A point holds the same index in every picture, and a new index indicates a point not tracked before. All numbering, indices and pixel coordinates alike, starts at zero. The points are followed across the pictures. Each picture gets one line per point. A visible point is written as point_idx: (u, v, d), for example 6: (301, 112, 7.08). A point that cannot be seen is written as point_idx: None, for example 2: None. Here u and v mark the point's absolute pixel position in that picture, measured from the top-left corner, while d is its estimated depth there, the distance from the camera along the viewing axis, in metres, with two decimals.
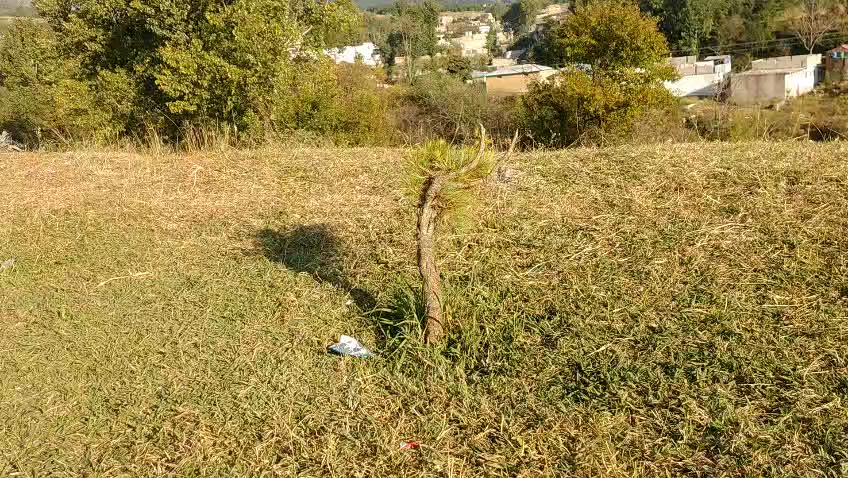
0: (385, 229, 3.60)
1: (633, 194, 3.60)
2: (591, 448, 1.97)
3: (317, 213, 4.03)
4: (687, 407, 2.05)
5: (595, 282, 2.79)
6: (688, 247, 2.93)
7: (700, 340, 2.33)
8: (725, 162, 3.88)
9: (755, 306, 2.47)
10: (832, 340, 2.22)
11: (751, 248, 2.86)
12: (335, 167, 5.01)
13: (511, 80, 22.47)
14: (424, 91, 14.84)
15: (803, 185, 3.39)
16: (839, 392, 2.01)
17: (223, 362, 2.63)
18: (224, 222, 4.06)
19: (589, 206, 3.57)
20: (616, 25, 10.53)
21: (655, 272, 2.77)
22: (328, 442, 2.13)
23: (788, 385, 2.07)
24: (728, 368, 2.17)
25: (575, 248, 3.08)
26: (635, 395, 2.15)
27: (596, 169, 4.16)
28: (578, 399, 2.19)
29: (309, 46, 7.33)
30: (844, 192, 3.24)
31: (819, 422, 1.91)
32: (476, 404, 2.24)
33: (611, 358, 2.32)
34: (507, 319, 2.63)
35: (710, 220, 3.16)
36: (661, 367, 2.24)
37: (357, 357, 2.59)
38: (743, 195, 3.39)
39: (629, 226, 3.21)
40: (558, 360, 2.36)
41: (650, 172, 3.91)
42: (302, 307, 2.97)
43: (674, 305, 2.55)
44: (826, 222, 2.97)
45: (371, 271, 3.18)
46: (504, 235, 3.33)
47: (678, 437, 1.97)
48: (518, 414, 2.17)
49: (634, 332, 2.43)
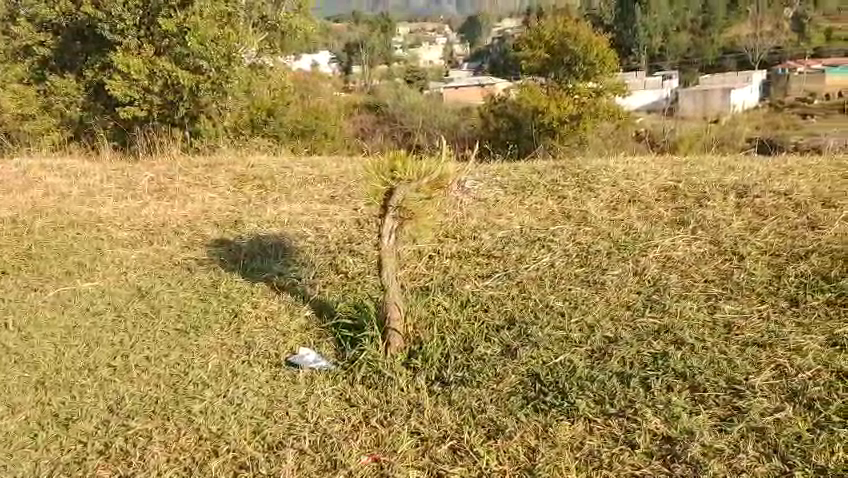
0: (345, 238, 3.59)
1: (588, 206, 3.66)
2: (551, 459, 1.98)
3: (275, 222, 3.98)
4: (643, 416, 2.08)
5: (553, 292, 2.82)
6: (642, 257, 2.99)
7: (654, 350, 2.37)
8: (676, 175, 3.99)
9: (706, 315, 2.53)
10: (781, 350, 2.28)
11: (702, 259, 2.93)
12: (292, 175, 4.97)
13: (468, 91, 22.65)
14: (381, 100, 14.84)
15: (751, 197, 3.50)
16: (791, 401, 2.07)
17: (177, 376, 2.56)
18: (178, 231, 3.97)
19: (547, 218, 3.61)
20: (569, 40, 10.68)
21: (610, 283, 2.82)
22: (287, 457, 2.09)
23: (741, 394, 2.12)
24: (682, 377, 2.22)
25: (534, 258, 3.11)
26: (593, 404, 2.16)
27: (553, 181, 4.22)
28: (538, 409, 2.19)
29: (264, 53, 7.25)
30: (791, 205, 3.36)
31: (772, 430, 1.96)
32: (437, 416, 2.23)
33: (569, 367, 2.34)
34: (467, 329, 2.64)
35: (663, 231, 3.23)
36: (618, 375, 2.27)
37: (317, 368, 2.56)
38: (695, 207, 3.48)
39: (586, 237, 3.27)
40: (518, 371, 2.37)
41: (605, 184, 3.99)
42: (259, 319, 2.93)
43: (629, 316, 2.59)
44: (774, 234, 3.07)
45: (330, 282, 3.15)
46: (463, 245, 3.36)
47: (636, 446, 1.99)
48: (479, 425, 2.17)
49: (591, 341, 2.47)
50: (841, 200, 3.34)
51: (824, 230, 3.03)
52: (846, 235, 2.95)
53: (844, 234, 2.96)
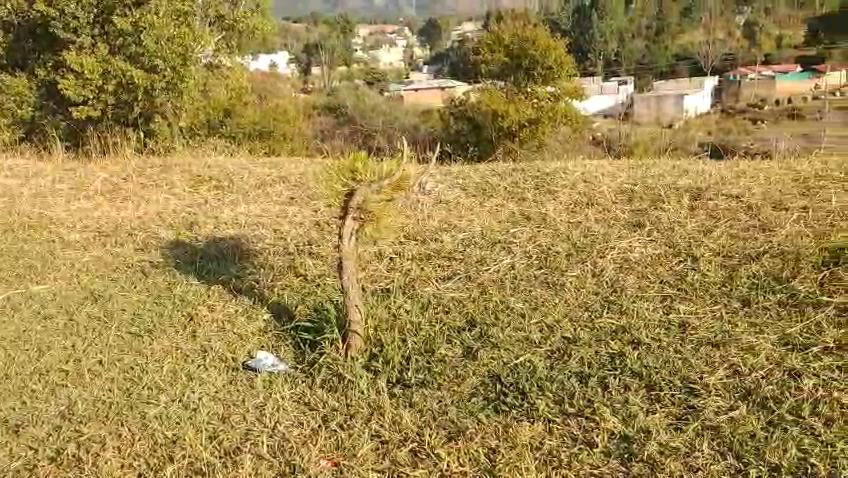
0: (304, 240, 3.55)
1: (548, 208, 3.70)
2: (511, 459, 1.98)
3: (232, 224, 3.91)
4: (601, 415, 2.11)
5: (513, 293, 2.84)
6: (600, 259, 3.03)
7: (612, 350, 2.40)
8: (633, 178, 4.06)
9: (662, 316, 2.58)
10: (735, 349, 2.34)
11: (658, 261, 2.98)
12: (250, 176, 4.91)
13: (427, 93, 22.69)
14: (341, 101, 14.76)
15: (705, 200, 3.58)
16: (744, 400, 2.11)
17: (131, 381, 2.50)
18: (132, 233, 3.88)
19: (507, 219, 3.64)
20: (527, 44, 10.76)
21: (569, 284, 2.86)
22: (245, 462, 2.06)
23: (695, 393, 2.16)
24: (638, 377, 2.25)
25: (494, 260, 3.13)
26: (553, 404, 2.18)
27: (513, 183, 4.25)
28: (498, 410, 2.20)
29: (220, 53, 7.21)
30: (743, 207, 3.45)
31: (726, 429, 2.00)
32: (398, 418, 2.22)
33: (528, 368, 2.36)
34: (428, 330, 2.64)
35: (620, 233, 3.28)
36: (577, 376, 2.30)
37: (275, 372, 2.52)
38: (651, 210, 3.55)
39: (546, 239, 3.30)
40: (478, 372, 2.37)
41: (564, 187, 4.04)
42: (215, 323, 2.87)
43: (587, 316, 2.63)
44: (726, 235, 3.14)
45: (289, 284, 3.11)
46: (424, 246, 3.36)
47: (594, 445, 2.01)
48: (440, 427, 2.16)
49: (551, 342, 2.49)
50: (791, 203, 3.43)
51: (775, 232, 3.12)
52: (795, 236, 3.04)
53: (794, 236, 3.04)
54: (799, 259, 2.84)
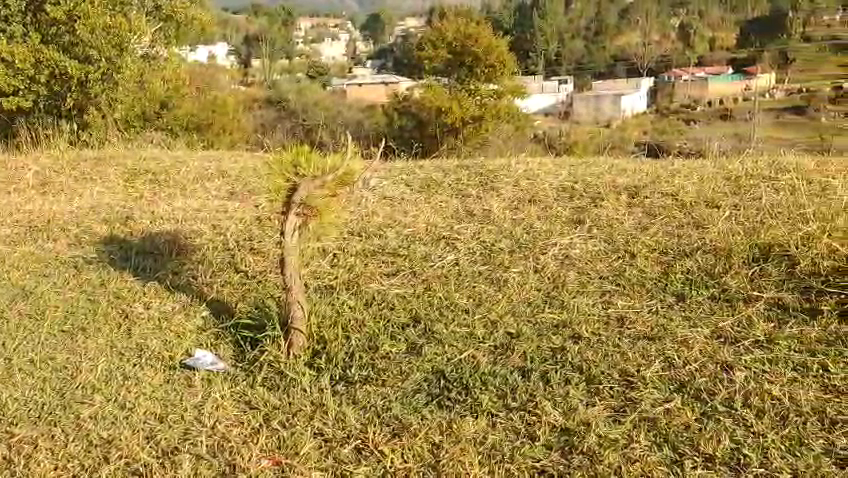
0: (245, 236, 3.47)
1: (491, 205, 3.74)
2: (454, 454, 1.98)
3: (169, 219, 3.80)
4: (543, 409, 2.13)
5: (458, 289, 2.85)
6: (542, 255, 3.07)
7: (553, 345, 2.43)
8: (573, 176, 4.13)
9: (601, 311, 2.63)
10: (670, 343, 2.40)
11: (597, 257, 3.05)
12: (188, 169, 4.78)
13: (370, 88, 22.55)
14: (282, 94, 14.54)
15: (642, 198, 3.68)
16: (679, 392, 2.18)
17: (63, 380, 2.41)
18: (63, 228, 3.72)
19: (452, 215, 3.67)
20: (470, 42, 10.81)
21: (512, 280, 2.88)
22: (183, 463, 2.00)
23: (633, 386, 2.21)
24: (578, 371, 2.29)
25: (438, 256, 3.14)
26: (495, 399, 2.20)
27: (458, 180, 4.28)
28: (442, 405, 2.21)
29: (158, 44, 6.94)
30: (677, 205, 3.55)
31: (662, 420, 2.05)
32: (341, 416, 2.19)
33: (472, 364, 2.37)
34: (372, 327, 2.62)
35: (561, 229, 3.34)
36: (519, 370, 2.32)
37: (214, 371, 2.46)
38: (590, 207, 3.62)
39: (489, 235, 3.33)
40: (423, 368, 2.37)
41: (507, 184, 4.08)
42: (152, 321, 2.78)
43: (530, 311, 2.66)
44: (663, 232, 3.23)
45: (229, 280, 3.04)
46: (368, 243, 3.34)
47: (536, 439, 2.04)
48: (384, 424, 2.15)
49: (494, 337, 2.51)
50: (723, 201, 3.56)
51: (708, 228, 3.21)
52: (727, 234, 3.12)
53: (726, 233, 3.13)
54: (730, 254, 2.93)
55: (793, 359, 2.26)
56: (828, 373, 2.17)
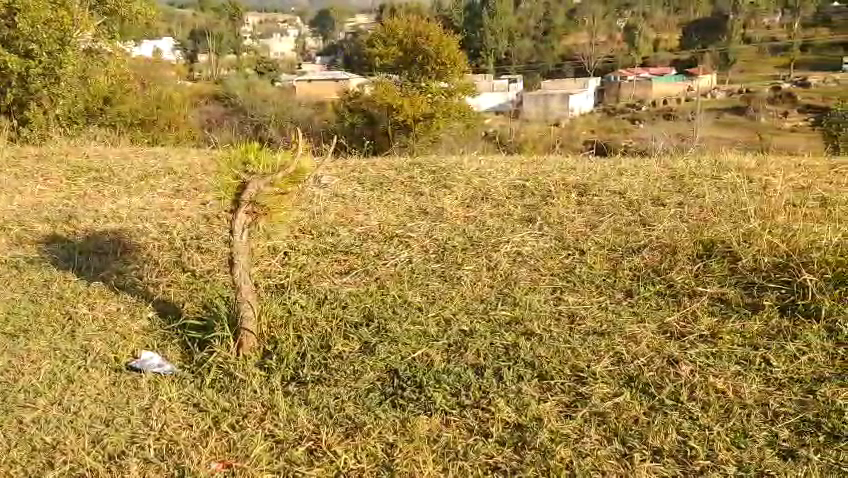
0: (192, 235, 3.40)
1: (444, 203, 3.74)
2: (408, 453, 1.97)
3: (114, 217, 3.68)
4: (496, 405, 2.14)
5: (411, 288, 2.84)
6: (494, 253, 3.08)
7: (506, 341, 2.45)
8: (524, 175, 4.17)
9: (552, 307, 2.66)
10: (619, 338, 2.44)
11: (548, 254, 3.08)
12: (133, 167, 4.65)
13: (320, 84, 22.27)
14: (230, 90, 14.28)
15: (591, 196, 3.74)
16: (628, 386, 2.21)
17: (4, 384, 2.31)
18: (2, 227, 3.56)
19: (404, 213, 3.66)
20: (421, 39, 10.78)
21: (465, 278, 2.89)
22: (131, 466, 1.94)
23: (583, 381, 2.24)
24: (530, 367, 2.31)
25: (391, 255, 3.13)
26: (449, 397, 2.19)
27: (410, 177, 4.27)
28: (396, 404, 2.19)
29: (101, 38, 6.66)
30: (625, 203, 3.62)
31: (611, 415, 2.08)
32: (293, 416, 2.16)
33: (426, 362, 2.36)
34: (324, 327, 2.59)
35: (513, 227, 3.37)
36: (472, 368, 2.33)
37: (160, 373, 2.40)
38: (542, 205, 3.66)
39: (443, 233, 3.33)
40: (376, 367, 2.35)
41: (459, 182, 4.09)
42: (96, 322, 2.69)
43: (483, 308, 2.67)
44: (611, 230, 3.29)
45: (176, 280, 2.97)
46: (320, 241, 3.30)
47: (489, 435, 2.04)
48: (336, 424, 2.12)
49: (448, 335, 2.50)
50: (669, 199, 3.64)
51: (654, 226, 3.28)
52: (673, 231, 3.19)
53: (672, 230, 3.19)
54: (676, 251, 2.99)
55: (737, 353, 2.32)
56: (769, 366, 2.24)
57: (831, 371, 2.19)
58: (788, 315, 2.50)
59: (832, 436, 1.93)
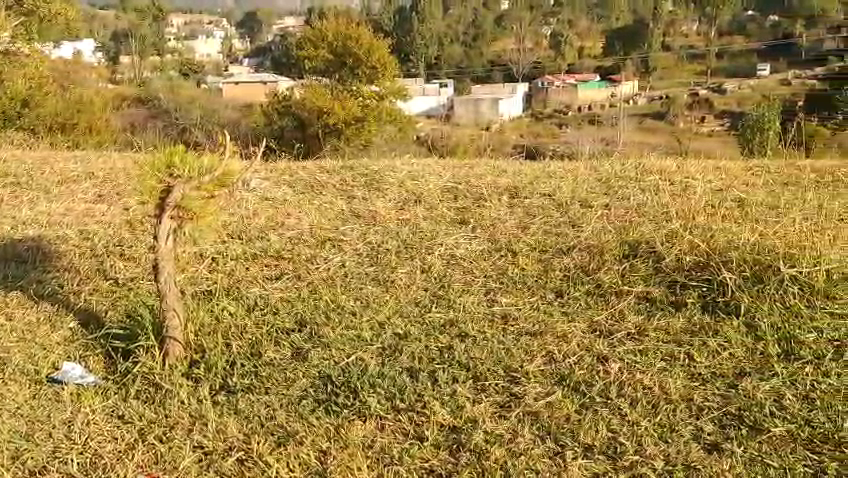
0: (116, 242, 3.27)
1: (376, 206, 3.73)
2: (342, 460, 1.93)
3: (33, 224, 3.50)
4: (431, 409, 2.13)
5: (344, 292, 2.81)
6: (428, 256, 3.09)
7: (441, 344, 2.45)
8: (457, 178, 4.20)
9: (486, 308, 2.68)
10: (551, 338, 2.48)
11: (481, 256, 3.11)
12: (53, 171, 4.44)
13: (248, 86, 21.84)
14: (155, 93, 13.86)
15: (522, 199, 3.81)
16: (559, 385, 2.24)
17: None
18: None
19: (336, 217, 3.63)
20: (351, 42, 10.72)
21: (399, 281, 2.88)
22: None
23: (517, 381, 2.26)
24: (465, 369, 2.31)
25: (324, 259, 3.10)
26: (383, 401, 2.17)
27: (341, 181, 4.23)
28: (329, 411, 2.15)
29: (18, 40, 6.23)
30: (554, 205, 3.69)
31: (544, 414, 2.10)
32: (222, 426, 2.09)
33: (360, 366, 2.34)
34: (254, 334, 2.53)
35: (447, 230, 3.38)
36: (407, 371, 2.31)
37: (83, 384, 2.29)
38: (473, 208, 3.69)
39: (375, 237, 3.32)
40: (308, 373, 2.31)
41: (392, 185, 4.08)
42: (14, 333, 2.55)
43: (417, 311, 2.66)
44: (542, 231, 3.35)
45: (99, 288, 2.85)
46: (249, 247, 3.24)
47: (424, 439, 2.02)
48: (268, 433, 2.06)
49: (382, 339, 2.48)
50: (596, 201, 3.73)
51: (583, 227, 3.36)
52: (600, 232, 3.27)
53: (600, 231, 3.27)
54: (603, 252, 3.07)
55: (661, 350, 2.39)
56: (693, 362, 2.31)
57: (751, 366, 2.28)
58: (709, 311, 2.59)
59: (754, 429, 1.99)
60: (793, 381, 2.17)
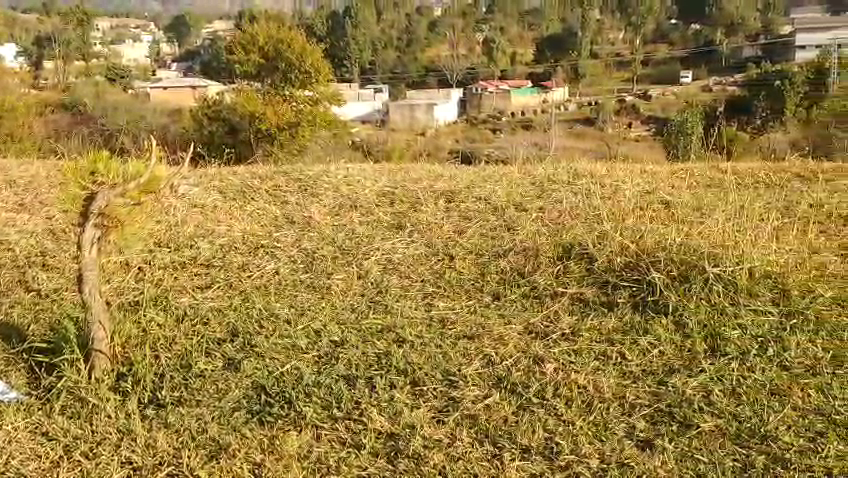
0: (38, 252, 3.13)
1: (311, 212, 3.68)
2: (277, 472, 1.89)
3: None
4: (369, 416, 2.10)
5: (278, 300, 2.76)
6: (364, 261, 3.07)
7: (378, 350, 2.43)
8: (392, 182, 4.20)
9: (423, 313, 2.68)
10: (489, 340, 2.49)
11: (419, 260, 3.11)
12: None
13: (178, 91, 21.31)
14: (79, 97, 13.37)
15: (458, 202, 3.83)
16: (497, 387, 2.25)
17: None
18: None
19: (269, 223, 3.56)
20: (283, 46, 10.58)
21: (335, 287, 2.85)
22: None
23: (455, 385, 2.26)
24: (403, 374, 2.30)
25: (257, 266, 3.03)
26: (320, 410, 2.13)
27: (275, 186, 4.16)
28: (263, 421, 2.10)
29: None
30: (490, 209, 3.73)
31: (482, 416, 2.10)
32: (152, 440, 2.01)
33: (296, 375, 2.29)
34: (184, 345, 2.46)
35: (383, 235, 3.37)
36: (344, 379, 2.28)
37: (4, 401, 2.17)
38: (410, 212, 3.69)
39: (310, 243, 3.28)
40: (242, 384, 2.25)
41: (326, 190, 4.05)
42: None
43: (354, 318, 2.63)
44: (478, 235, 3.37)
45: (20, 300, 2.71)
46: (178, 255, 3.15)
47: (362, 447, 1.99)
48: (200, 447, 2.00)
49: (318, 347, 2.44)
50: (530, 204, 3.79)
51: (517, 230, 3.40)
52: (534, 234, 3.32)
53: (534, 234, 3.32)
54: (538, 254, 3.11)
55: (595, 349, 2.43)
56: (625, 361, 2.37)
57: (680, 362, 2.34)
58: (640, 311, 2.66)
59: (684, 425, 2.04)
60: (720, 377, 2.24)
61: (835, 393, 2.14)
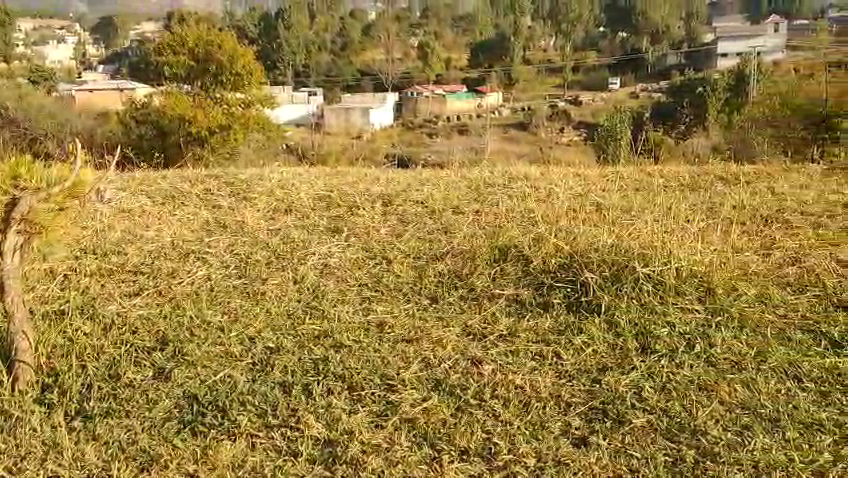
0: None
1: (244, 216, 3.61)
2: None
3: None
4: (305, 423, 2.07)
5: (211, 307, 2.69)
6: (300, 266, 3.03)
7: (315, 356, 2.39)
8: (327, 186, 4.16)
9: (360, 317, 2.66)
10: (426, 344, 2.49)
11: (355, 264, 3.09)
12: None
13: (103, 94, 20.57)
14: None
15: (394, 206, 3.83)
16: (436, 390, 2.25)
17: None
18: None
19: (201, 228, 3.47)
20: (213, 48, 10.33)
21: (269, 293, 2.80)
22: None
23: (393, 389, 2.25)
24: (340, 380, 2.27)
25: (188, 272, 2.95)
26: (255, 419, 2.08)
27: (206, 190, 4.07)
28: (196, 431, 2.03)
29: None
30: (427, 212, 3.75)
31: (421, 420, 2.10)
32: (79, 454, 1.93)
33: (229, 383, 2.23)
34: (112, 354, 2.37)
35: (319, 238, 3.33)
36: (279, 386, 2.23)
37: None
38: (346, 216, 3.66)
39: (244, 248, 3.21)
40: (173, 394, 2.17)
41: (261, 194, 3.98)
42: None
43: (290, 324, 2.58)
44: (415, 239, 3.37)
45: None
46: (104, 262, 3.04)
47: (299, 454, 1.95)
48: (130, 459, 1.92)
49: (252, 355, 2.39)
50: (466, 207, 3.82)
51: (454, 233, 3.42)
52: (471, 237, 3.35)
53: (470, 237, 3.35)
54: (474, 256, 3.14)
55: (531, 350, 2.47)
56: (560, 360, 2.41)
57: (612, 361, 2.40)
58: (574, 311, 2.72)
59: (617, 422, 2.08)
60: (651, 375, 2.30)
61: (760, 388, 2.22)
